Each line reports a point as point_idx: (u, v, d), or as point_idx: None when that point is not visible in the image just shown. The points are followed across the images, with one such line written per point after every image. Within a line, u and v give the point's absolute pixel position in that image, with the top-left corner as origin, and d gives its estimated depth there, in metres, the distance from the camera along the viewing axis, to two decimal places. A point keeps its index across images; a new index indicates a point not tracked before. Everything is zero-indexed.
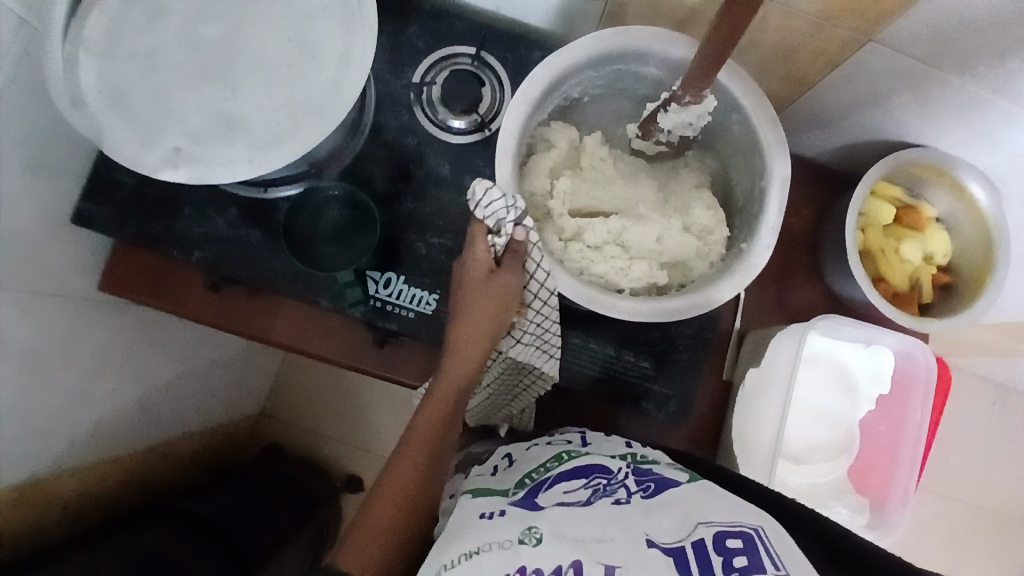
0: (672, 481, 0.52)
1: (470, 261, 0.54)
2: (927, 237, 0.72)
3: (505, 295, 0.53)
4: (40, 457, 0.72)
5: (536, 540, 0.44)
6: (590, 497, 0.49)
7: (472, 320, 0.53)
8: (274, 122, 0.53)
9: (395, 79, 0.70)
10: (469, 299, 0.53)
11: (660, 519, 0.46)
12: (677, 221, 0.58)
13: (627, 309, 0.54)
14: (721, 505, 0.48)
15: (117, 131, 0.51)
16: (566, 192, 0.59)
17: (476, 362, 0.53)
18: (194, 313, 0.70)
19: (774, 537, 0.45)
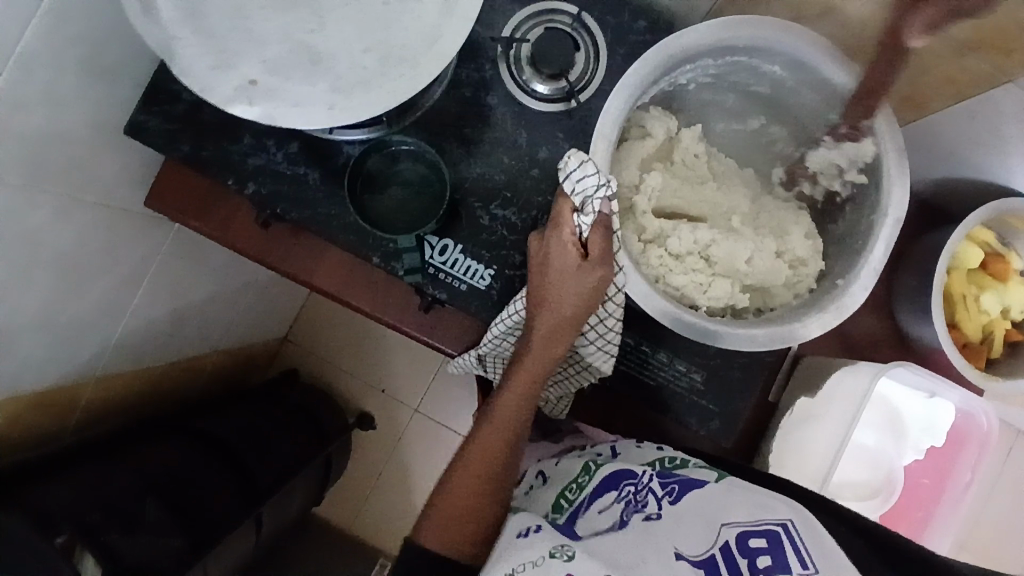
0: (699, 481, 0.48)
1: (557, 244, 0.49)
2: (1010, 289, 0.68)
3: (594, 292, 0.49)
4: (67, 361, 0.72)
5: (568, 557, 0.43)
6: (623, 518, 0.47)
7: (557, 308, 0.50)
8: (362, 65, 0.48)
9: (484, 28, 0.64)
10: (555, 289, 0.50)
11: (688, 529, 0.44)
12: (771, 242, 0.55)
13: (700, 329, 0.51)
14: (742, 499, 0.46)
15: (188, 49, 0.46)
16: (653, 189, 0.55)
17: (557, 348, 0.52)
18: (237, 244, 0.67)
19: (801, 526, 0.43)
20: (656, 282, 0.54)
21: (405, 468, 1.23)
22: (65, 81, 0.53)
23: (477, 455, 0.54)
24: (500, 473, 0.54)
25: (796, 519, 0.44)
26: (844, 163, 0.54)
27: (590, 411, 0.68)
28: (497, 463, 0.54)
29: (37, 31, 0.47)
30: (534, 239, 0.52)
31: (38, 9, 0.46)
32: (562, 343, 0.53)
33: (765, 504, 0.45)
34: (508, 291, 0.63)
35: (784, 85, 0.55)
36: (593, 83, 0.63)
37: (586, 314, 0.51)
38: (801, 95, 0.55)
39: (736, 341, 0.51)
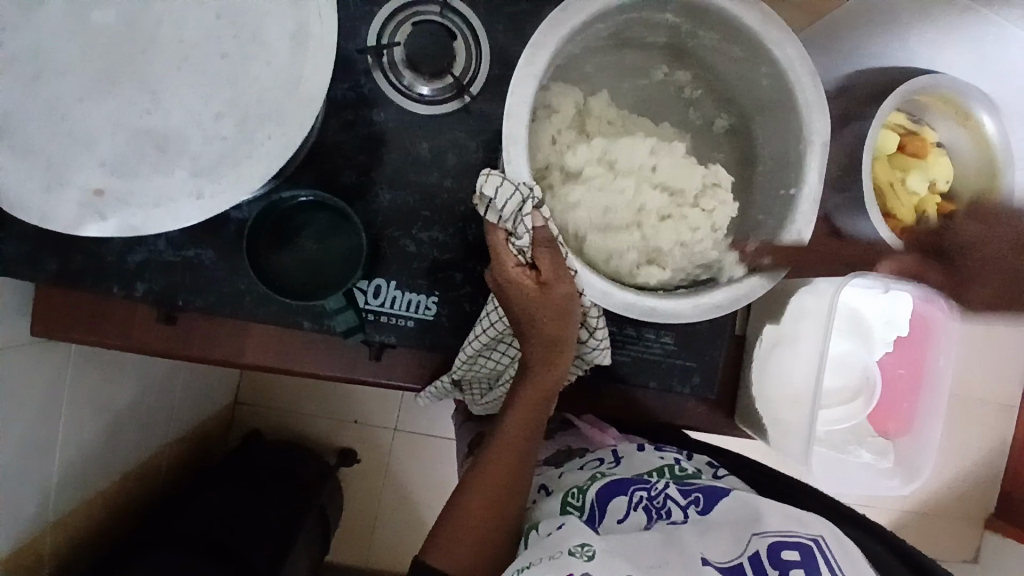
0: (722, 488, 0.49)
1: (509, 276, 0.45)
2: (932, 164, 0.68)
3: (569, 308, 0.46)
4: (13, 524, 0.64)
5: (588, 555, 0.42)
6: (648, 521, 0.48)
7: (539, 325, 0.47)
8: (220, 136, 0.41)
9: (345, 40, 0.57)
10: (526, 310, 0.47)
11: (716, 536, 0.44)
12: (695, 171, 0.53)
13: (639, 307, 0.48)
14: (776, 509, 0.45)
15: (14, 173, 0.40)
16: (561, 129, 0.53)
17: (553, 364, 0.49)
18: (150, 347, 0.60)
19: (832, 543, 0.43)
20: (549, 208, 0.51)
21: (404, 489, 1.20)
22: None
23: (483, 490, 0.51)
24: (511, 505, 0.51)
25: (829, 535, 0.44)
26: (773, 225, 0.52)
27: (575, 399, 0.65)
28: (506, 495, 0.51)
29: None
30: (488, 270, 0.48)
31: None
32: (558, 358, 0.49)
33: (799, 517, 0.45)
34: (459, 313, 0.59)
35: (680, 28, 0.54)
36: (481, 70, 0.58)
37: (573, 328, 0.48)
38: (696, 32, 0.53)
39: (686, 311, 0.49)
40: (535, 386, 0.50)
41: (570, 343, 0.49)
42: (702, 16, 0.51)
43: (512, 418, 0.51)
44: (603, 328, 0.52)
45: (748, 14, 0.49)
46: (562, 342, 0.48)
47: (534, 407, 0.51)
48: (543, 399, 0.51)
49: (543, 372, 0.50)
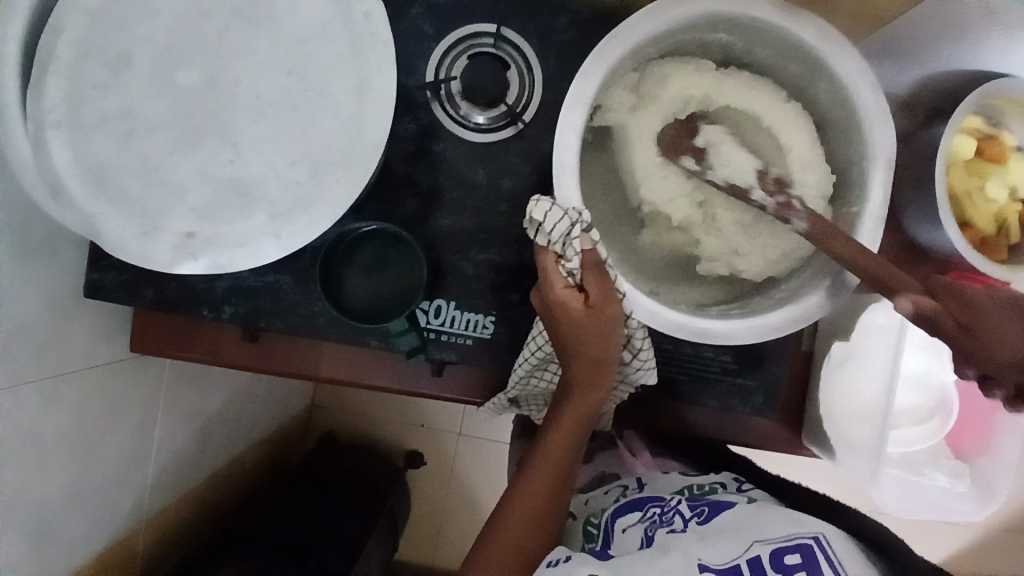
0: (728, 503, 0.54)
1: (555, 295, 0.46)
2: (1009, 170, 0.65)
3: (613, 330, 0.47)
4: (111, 519, 0.72)
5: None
6: (648, 534, 0.52)
7: (582, 347, 0.48)
8: (294, 180, 0.46)
9: (406, 75, 0.61)
10: (570, 330, 0.48)
11: (715, 542, 0.49)
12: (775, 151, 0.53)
13: (692, 329, 0.48)
14: (777, 520, 0.50)
15: (114, 223, 0.44)
16: (683, 81, 0.52)
17: (595, 384, 0.50)
18: (238, 363, 0.66)
19: (838, 544, 0.47)
20: (701, 138, 0.53)
21: (469, 495, 1.24)
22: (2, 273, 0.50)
23: (524, 504, 0.52)
24: (545, 525, 0.52)
25: (827, 531, 0.48)
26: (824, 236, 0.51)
27: (633, 413, 0.66)
28: (541, 514, 0.52)
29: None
30: (534, 290, 0.50)
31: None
32: (600, 377, 0.51)
33: (801, 520, 0.49)
34: (515, 332, 0.62)
35: (733, 49, 0.53)
36: (533, 98, 0.60)
37: (615, 350, 0.49)
38: (750, 51, 0.53)
39: (735, 334, 0.48)
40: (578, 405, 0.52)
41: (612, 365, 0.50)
42: (757, 34, 0.50)
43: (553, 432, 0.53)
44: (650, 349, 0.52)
45: (804, 30, 0.48)
46: (600, 366, 0.50)
47: (576, 422, 0.53)
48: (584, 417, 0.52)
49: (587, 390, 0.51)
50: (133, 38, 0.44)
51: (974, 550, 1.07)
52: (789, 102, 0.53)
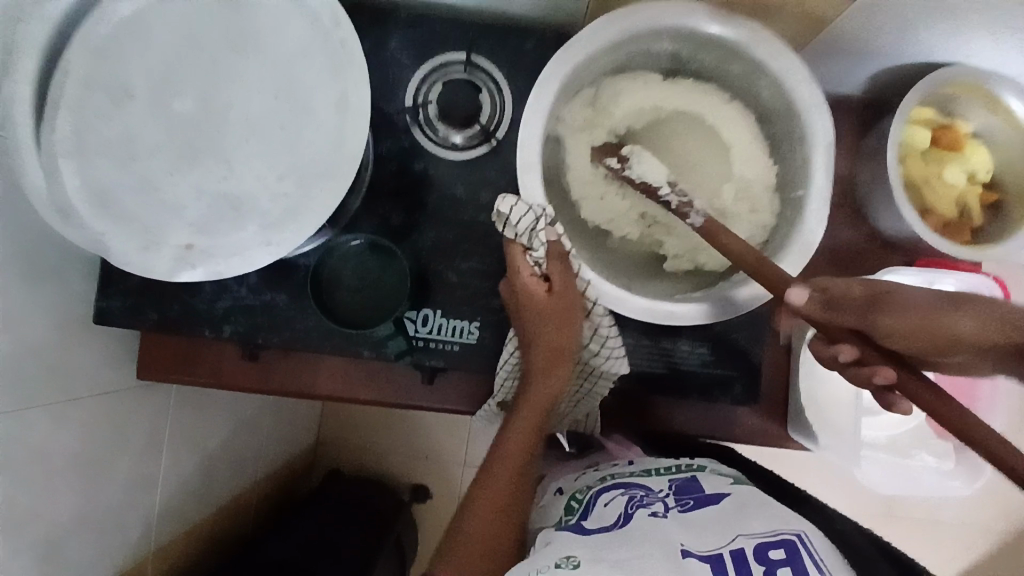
0: (716, 497, 0.51)
1: (521, 282, 0.53)
2: (969, 155, 0.68)
3: (569, 319, 0.53)
4: (115, 547, 0.72)
5: (574, 565, 0.43)
6: (628, 513, 0.50)
7: (541, 332, 0.53)
8: (282, 190, 0.51)
9: (387, 102, 0.66)
10: (532, 318, 0.53)
11: (698, 533, 0.46)
12: (719, 146, 0.58)
13: (657, 313, 0.52)
14: (762, 514, 0.48)
15: (118, 238, 0.49)
16: (633, 98, 0.58)
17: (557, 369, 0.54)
18: (238, 383, 0.69)
19: (817, 541, 0.46)
20: (627, 152, 0.55)
21: None
22: (14, 299, 0.53)
23: (491, 491, 0.53)
24: (512, 516, 0.53)
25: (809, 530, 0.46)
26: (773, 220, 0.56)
27: (620, 414, 0.67)
28: (507, 502, 0.53)
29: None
30: (505, 283, 0.56)
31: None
32: (564, 360, 0.55)
33: (783, 515, 0.48)
34: (500, 335, 0.64)
35: (681, 56, 0.58)
36: (506, 116, 0.65)
37: (575, 333, 0.54)
38: (698, 58, 0.58)
39: (697, 314, 0.52)
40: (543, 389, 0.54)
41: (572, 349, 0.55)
42: (699, 41, 0.55)
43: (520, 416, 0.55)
44: (615, 338, 0.57)
45: (741, 36, 0.53)
46: (559, 357, 0.55)
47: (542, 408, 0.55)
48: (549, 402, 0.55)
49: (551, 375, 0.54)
50: (133, 73, 0.48)
51: (991, 555, 1.04)
52: (729, 103, 0.58)
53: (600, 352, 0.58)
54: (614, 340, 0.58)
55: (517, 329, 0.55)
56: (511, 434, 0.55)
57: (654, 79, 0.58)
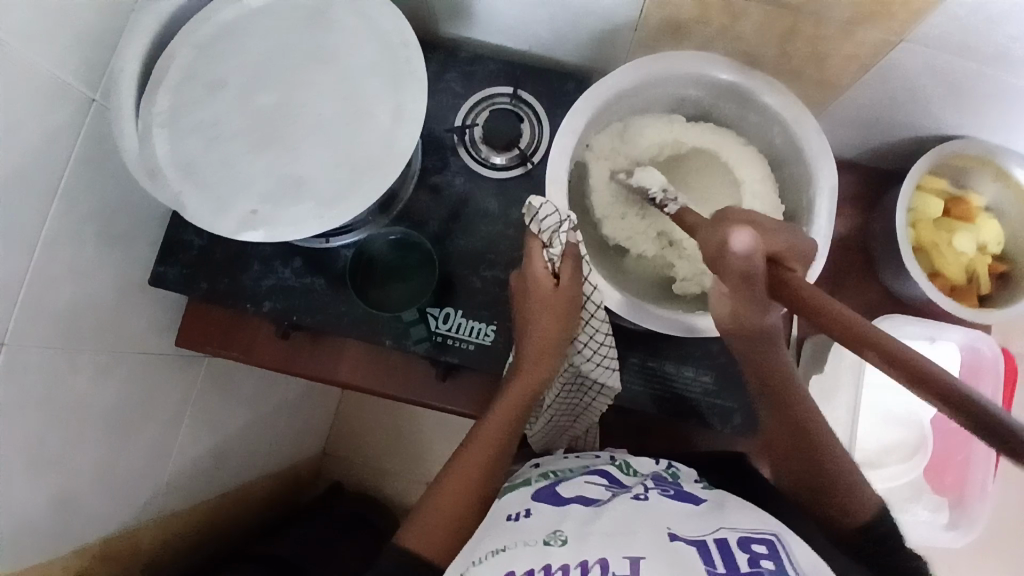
0: (696, 496, 0.50)
1: (534, 273, 0.56)
2: (980, 226, 0.72)
3: (569, 313, 0.56)
4: (129, 507, 0.75)
5: (561, 541, 0.43)
6: (608, 495, 0.49)
7: (540, 324, 0.56)
8: (336, 176, 0.57)
9: (438, 122, 0.73)
10: (536, 310, 0.56)
11: (681, 520, 0.45)
12: (730, 183, 0.64)
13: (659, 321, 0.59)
14: (744, 511, 0.46)
15: (193, 199, 0.56)
16: (655, 134, 0.64)
17: (547, 362, 0.56)
18: (267, 359, 0.74)
19: (796, 542, 0.44)
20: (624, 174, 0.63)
21: None
22: (89, 249, 0.60)
23: (465, 471, 0.54)
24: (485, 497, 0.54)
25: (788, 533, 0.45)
26: None
27: (619, 430, 0.70)
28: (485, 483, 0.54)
29: (57, 213, 0.54)
30: (517, 273, 0.59)
31: (55, 197, 0.53)
32: (556, 353, 0.57)
33: (763, 517, 0.46)
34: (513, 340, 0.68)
35: (703, 102, 0.64)
36: (542, 144, 0.72)
37: (569, 330, 0.56)
38: (719, 106, 0.64)
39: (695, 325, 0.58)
40: (531, 378, 0.56)
41: (564, 344, 0.57)
42: (718, 89, 0.62)
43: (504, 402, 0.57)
44: (610, 346, 0.61)
45: (753, 85, 0.59)
46: (555, 348, 0.56)
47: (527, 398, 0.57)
48: (534, 394, 0.57)
49: (541, 366, 0.56)
50: (227, 67, 0.57)
51: None
52: (744, 146, 0.64)
53: (594, 358, 0.60)
54: (608, 347, 0.61)
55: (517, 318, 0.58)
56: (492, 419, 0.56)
57: (676, 119, 0.64)
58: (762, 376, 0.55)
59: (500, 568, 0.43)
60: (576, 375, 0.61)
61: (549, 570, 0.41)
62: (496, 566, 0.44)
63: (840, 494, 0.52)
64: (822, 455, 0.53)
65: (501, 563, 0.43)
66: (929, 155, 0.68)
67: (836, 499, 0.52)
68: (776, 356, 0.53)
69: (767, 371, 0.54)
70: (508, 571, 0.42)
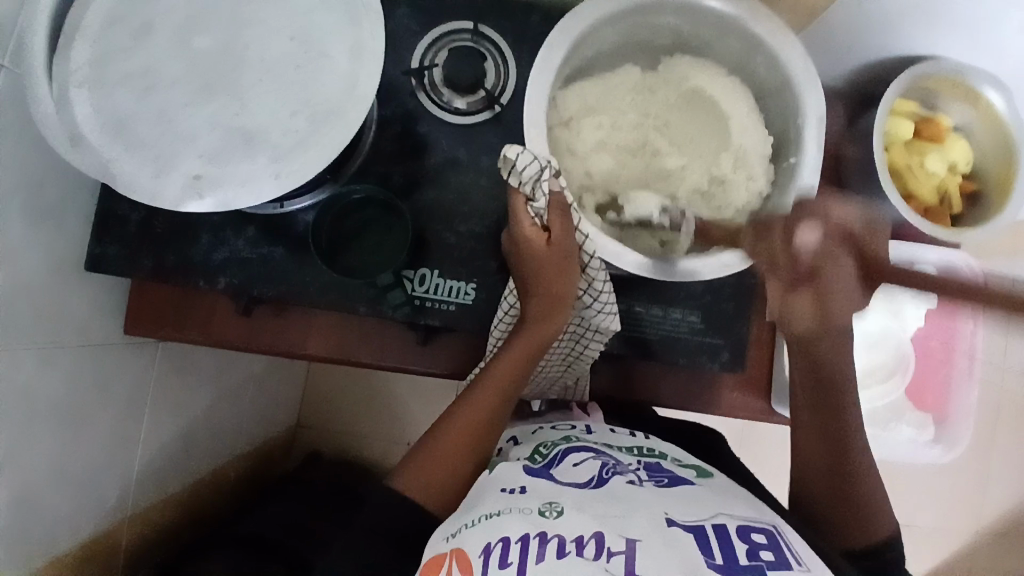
0: (688, 478, 0.48)
1: (523, 233, 0.54)
2: (950, 147, 0.72)
3: (568, 266, 0.55)
4: (96, 507, 0.69)
5: (557, 513, 0.42)
6: (601, 475, 0.47)
7: (538, 278, 0.56)
8: (294, 128, 0.51)
9: (394, 64, 0.67)
10: (534, 264, 0.55)
11: (678, 504, 0.43)
12: (713, 119, 0.61)
13: (657, 267, 0.54)
14: (740, 503, 0.45)
15: (127, 166, 0.49)
16: None
17: (551, 318, 0.57)
18: (227, 339, 0.68)
19: (792, 537, 0.43)
20: (630, 210, 0.59)
21: None
22: (14, 232, 0.52)
23: (462, 421, 0.56)
24: (479, 446, 0.56)
25: (781, 528, 0.44)
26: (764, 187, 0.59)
27: (609, 378, 0.69)
28: (476, 436, 0.56)
29: None
30: (507, 232, 0.58)
31: None
32: (562, 308, 0.57)
33: (759, 512, 0.45)
34: (494, 297, 0.65)
35: (682, 30, 0.60)
36: (509, 83, 0.66)
37: (572, 285, 0.56)
38: (698, 34, 0.60)
39: (692, 269, 0.54)
40: (536, 336, 0.57)
41: (568, 301, 0.57)
42: (698, 16, 0.58)
43: (507, 357, 0.58)
44: (610, 299, 0.59)
45: (740, 12, 0.55)
46: (560, 301, 0.57)
47: (529, 354, 0.58)
48: (536, 351, 0.58)
49: (546, 323, 0.57)
50: (155, 3, 0.49)
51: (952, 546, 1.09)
52: (728, 78, 0.61)
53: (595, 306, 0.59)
54: (608, 297, 0.59)
55: (518, 270, 0.57)
56: (494, 371, 0.58)
57: None
58: (811, 414, 0.57)
59: (491, 532, 0.42)
60: (573, 325, 0.61)
61: (544, 537, 0.40)
62: (488, 529, 0.42)
63: (867, 517, 0.54)
64: (856, 479, 0.55)
65: (491, 528, 0.42)
66: (905, 77, 0.66)
67: (862, 519, 0.54)
68: (849, 411, 0.56)
69: (830, 417, 0.56)
70: (501, 536, 0.41)
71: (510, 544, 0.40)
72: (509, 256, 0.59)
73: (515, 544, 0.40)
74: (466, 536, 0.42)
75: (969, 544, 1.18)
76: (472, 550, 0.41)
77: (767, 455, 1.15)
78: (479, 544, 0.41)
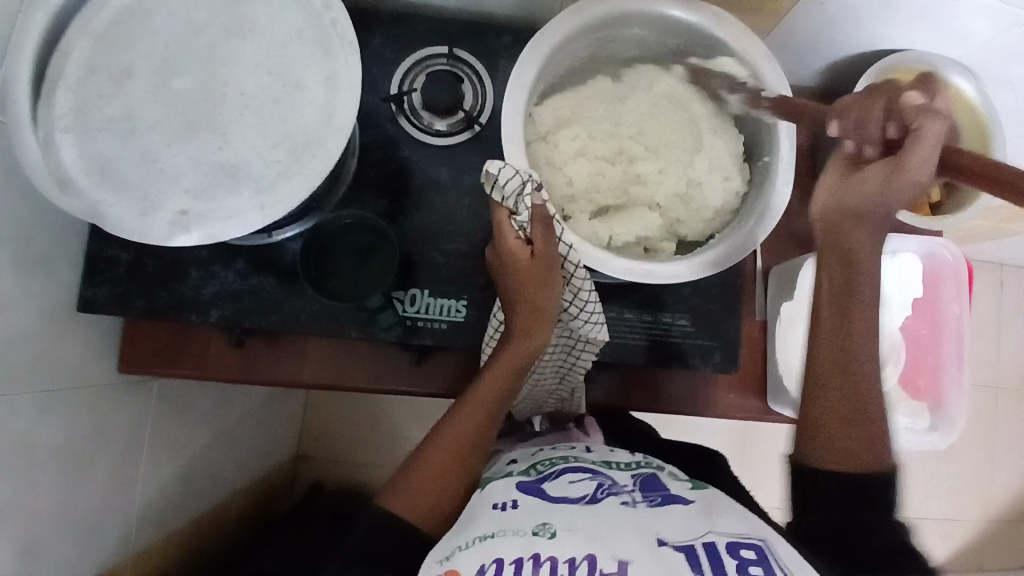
0: (683, 497, 0.47)
1: (507, 246, 0.55)
2: None
3: (550, 279, 0.55)
4: (98, 552, 0.69)
5: (551, 534, 0.42)
6: (596, 495, 0.47)
7: (519, 291, 0.56)
8: (276, 160, 0.52)
9: (373, 92, 0.68)
10: (515, 278, 0.56)
11: (669, 523, 0.43)
12: (687, 120, 0.62)
13: (638, 271, 0.56)
14: (732, 516, 0.45)
15: (114, 207, 0.50)
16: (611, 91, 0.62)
17: (534, 331, 0.57)
18: (222, 372, 0.69)
19: (783, 548, 0.43)
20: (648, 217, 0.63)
21: None
22: (5, 280, 0.52)
23: (447, 441, 0.57)
24: (468, 461, 0.57)
25: (774, 542, 0.43)
26: (740, 185, 0.61)
27: (606, 387, 0.69)
28: (462, 454, 0.57)
29: None
30: (492, 245, 0.58)
31: None
32: (545, 320, 0.57)
33: (751, 524, 0.45)
34: (485, 313, 0.66)
35: (649, 40, 0.62)
36: (486, 103, 0.68)
37: (555, 297, 0.56)
38: (665, 43, 0.62)
39: (674, 271, 0.56)
40: (519, 351, 0.57)
41: (551, 314, 0.57)
42: (663, 25, 0.59)
43: (491, 373, 0.58)
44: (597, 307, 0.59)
45: (702, 19, 0.57)
46: (543, 314, 0.57)
47: (514, 369, 0.58)
48: (520, 367, 0.58)
49: (529, 338, 0.57)
50: (134, 45, 0.50)
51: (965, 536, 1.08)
52: (698, 79, 0.61)
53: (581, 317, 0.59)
54: (595, 306, 0.59)
55: (501, 284, 0.58)
56: (479, 389, 0.58)
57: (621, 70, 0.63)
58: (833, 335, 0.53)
59: (484, 554, 0.41)
60: (562, 335, 0.61)
61: (538, 558, 0.40)
62: (481, 551, 0.42)
63: (870, 445, 0.52)
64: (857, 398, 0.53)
65: (485, 549, 0.42)
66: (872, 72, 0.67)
67: (863, 448, 0.52)
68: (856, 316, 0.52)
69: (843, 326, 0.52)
70: (495, 557, 0.41)
71: (504, 566, 0.40)
72: (494, 270, 0.59)
73: (510, 566, 0.40)
74: (460, 557, 0.42)
75: (981, 533, 1.18)
76: (465, 572, 0.41)
77: (772, 456, 1.15)
78: (473, 568, 0.41)
